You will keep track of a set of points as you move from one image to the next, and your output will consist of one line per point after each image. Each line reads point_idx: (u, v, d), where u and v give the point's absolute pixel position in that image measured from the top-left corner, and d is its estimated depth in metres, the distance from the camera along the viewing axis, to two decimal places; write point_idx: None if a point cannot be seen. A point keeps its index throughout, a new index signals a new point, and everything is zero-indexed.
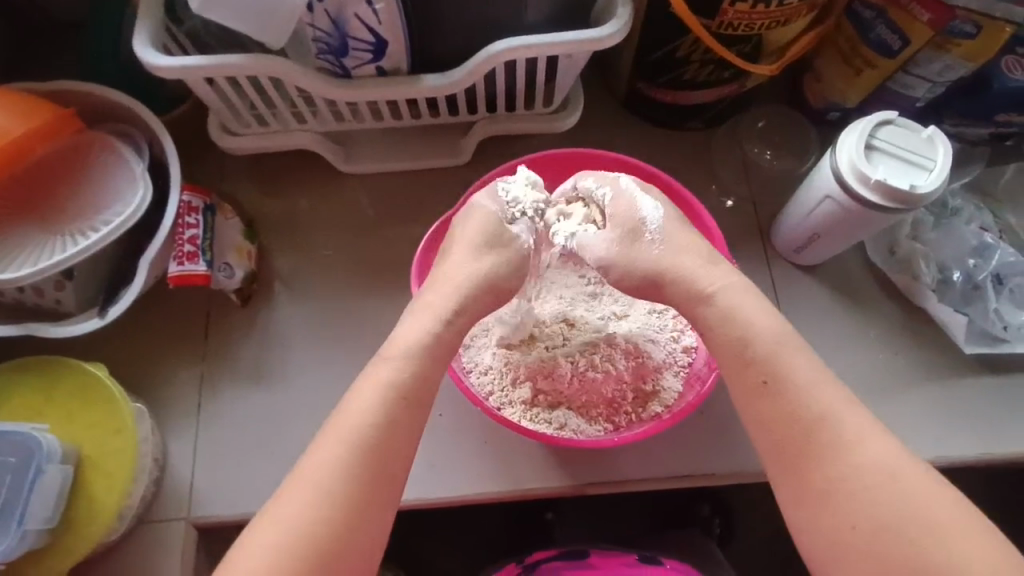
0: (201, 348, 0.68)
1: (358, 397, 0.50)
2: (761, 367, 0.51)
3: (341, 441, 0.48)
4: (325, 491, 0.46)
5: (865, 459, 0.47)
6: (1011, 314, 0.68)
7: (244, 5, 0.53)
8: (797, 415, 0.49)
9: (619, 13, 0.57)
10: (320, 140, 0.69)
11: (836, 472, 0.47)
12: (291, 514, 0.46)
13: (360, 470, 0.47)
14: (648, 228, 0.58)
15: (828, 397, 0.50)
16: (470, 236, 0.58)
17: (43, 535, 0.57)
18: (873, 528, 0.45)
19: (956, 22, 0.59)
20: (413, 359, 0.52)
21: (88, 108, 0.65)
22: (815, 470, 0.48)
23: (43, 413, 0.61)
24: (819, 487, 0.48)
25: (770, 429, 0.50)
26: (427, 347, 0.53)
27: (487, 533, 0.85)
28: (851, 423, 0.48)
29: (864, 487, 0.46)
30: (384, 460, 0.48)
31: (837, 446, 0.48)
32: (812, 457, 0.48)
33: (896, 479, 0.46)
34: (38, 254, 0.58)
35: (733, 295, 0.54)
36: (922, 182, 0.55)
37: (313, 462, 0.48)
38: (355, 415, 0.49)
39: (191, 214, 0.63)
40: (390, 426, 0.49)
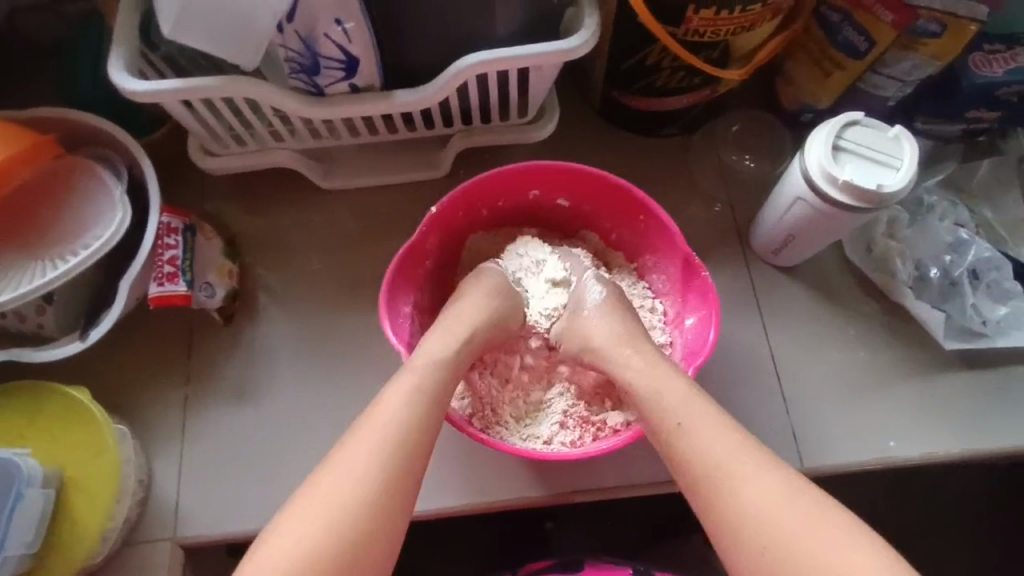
0: (185, 367, 0.69)
1: (388, 403, 0.52)
2: (677, 412, 0.53)
3: (378, 436, 0.50)
4: (364, 484, 0.48)
5: (765, 492, 0.48)
6: (990, 308, 0.68)
7: (215, 28, 0.54)
8: (700, 454, 0.51)
9: (586, 24, 0.58)
10: (298, 158, 0.69)
11: (741, 506, 0.48)
12: (331, 507, 0.47)
13: (397, 464, 0.49)
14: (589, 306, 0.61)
15: (726, 437, 0.51)
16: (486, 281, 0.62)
17: (25, 559, 0.57)
18: (778, 557, 0.46)
19: (920, 22, 0.59)
20: (443, 367, 0.55)
21: (67, 133, 0.66)
22: (721, 507, 0.49)
23: (26, 437, 0.61)
24: (727, 521, 0.49)
25: (681, 470, 0.52)
26: (457, 357, 0.56)
27: (480, 547, 0.84)
28: (748, 457, 0.50)
29: (764, 519, 0.47)
30: (421, 454, 0.50)
31: (738, 482, 0.49)
32: (717, 494, 0.49)
33: (801, 513, 0.47)
34: (19, 278, 0.59)
35: None
36: (889, 181, 0.56)
37: (349, 455, 0.49)
38: (394, 410, 0.51)
39: (171, 235, 0.63)
40: (430, 422, 0.52)
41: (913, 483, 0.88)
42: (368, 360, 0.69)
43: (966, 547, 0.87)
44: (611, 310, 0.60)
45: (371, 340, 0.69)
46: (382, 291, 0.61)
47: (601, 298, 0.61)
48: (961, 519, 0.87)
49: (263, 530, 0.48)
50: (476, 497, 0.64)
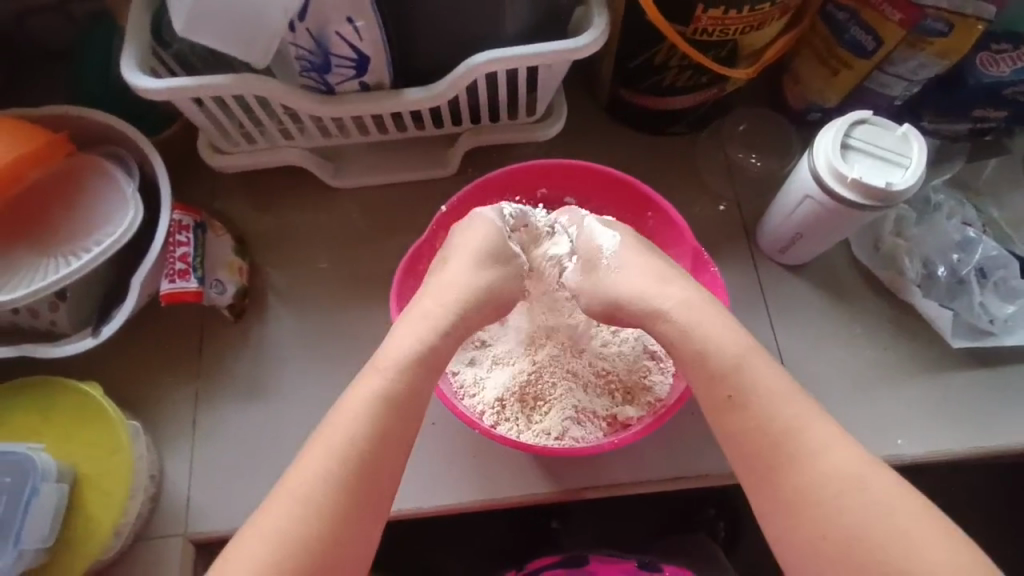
0: (196, 364, 0.69)
1: (348, 407, 0.51)
2: (728, 381, 0.52)
3: (330, 450, 0.49)
4: (312, 501, 0.47)
5: (833, 467, 0.47)
6: (998, 306, 0.68)
7: (228, 27, 0.54)
8: (762, 429, 0.50)
9: (596, 23, 0.58)
10: (307, 156, 0.70)
11: (808, 482, 0.48)
12: (279, 525, 0.46)
13: (351, 476, 0.48)
14: (604, 255, 0.61)
15: (791, 411, 0.50)
16: (464, 251, 0.61)
17: (39, 554, 0.57)
18: (844, 538, 0.45)
19: (928, 21, 0.60)
20: (402, 372, 0.53)
21: (79, 131, 0.66)
22: (783, 483, 0.48)
23: (39, 432, 0.62)
24: (789, 498, 0.48)
25: (741, 446, 0.51)
26: (419, 357, 0.54)
27: (490, 544, 0.85)
28: (814, 434, 0.49)
29: (832, 496, 0.47)
30: (378, 465, 0.49)
31: (807, 458, 0.48)
32: (781, 469, 0.49)
33: (869, 492, 0.46)
34: (32, 275, 0.59)
35: (693, 312, 0.55)
36: (898, 179, 0.56)
37: (305, 468, 0.48)
38: (347, 419, 0.50)
39: (182, 232, 0.64)
40: (380, 435, 0.50)
41: (919, 481, 0.88)
42: None
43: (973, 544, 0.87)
44: (629, 263, 0.60)
45: (380, 337, 0.70)
46: (393, 291, 0.63)
47: (616, 241, 0.62)
48: (968, 516, 0.88)
49: (233, 535, 0.47)
50: (486, 493, 0.64)
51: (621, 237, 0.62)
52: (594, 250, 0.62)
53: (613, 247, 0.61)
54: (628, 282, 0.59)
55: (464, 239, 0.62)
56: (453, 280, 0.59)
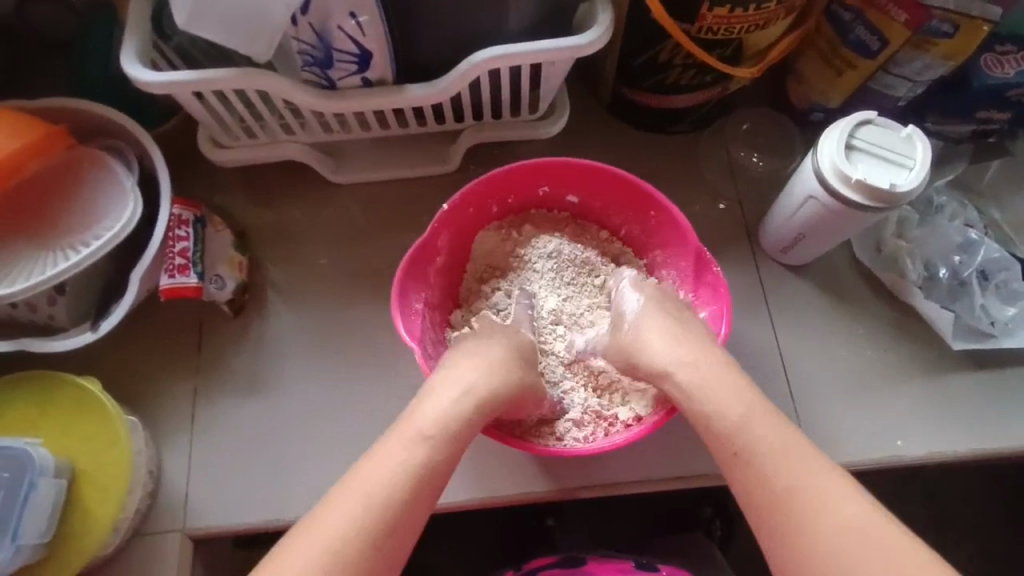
0: (194, 360, 0.69)
1: (379, 467, 0.50)
2: (735, 439, 0.52)
3: (360, 503, 0.48)
4: (336, 552, 0.46)
5: (843, 514, 0.47)
6: (999, 309, 0.68)
7: (230, 20, 0.54)
8: (773, 480, 0.50)
9: (600, 20, 0.58)
10: (309, 151, 0.69)
11: (817, 527, 0.48)
12: (298, 571, 0.45)
13: (374, 534, 0.48)
14: (628, 317, 0.61)
15: (801, 463, 0.50)
16: (497, 342, 0.60)
17: (37, 549, 0.57)
18: None
19: (934, 22, 0.59)
20: (438, 442, 0.52)
21: (78, 124, 0.66)
22: (786, 533, 0.48)
23: (36, 427, 0.62)
24: (797, 541, 0.48)
25: (749, 493, 0.51)
26: (454, 432, 0.53)
27: (486, 541, 0.85)
28: (823, 483, 0.49)
29: (838, 546, 0.46)
30: (399, 533, 0.49)
31: (809, 506, 0.48)
32: (788, 513, 0.49)
33: (871, 540, 0.46)
34: (30, 268, 0.59)
35: (704, 379, 0.55)
36: (902, 181, 0.56)
37: (329, 523, 0.47)
38: (377, 479, 0.49)
39: (182, 227, 0.63)
40: (410, 496, 0.50)
41: (915, 481, 0.88)
42: (378, 354, 0.69)
43: (969, 544, 0.87)
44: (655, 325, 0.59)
45: (380, 334, 0.69)
46: (394, 288, 0.61)
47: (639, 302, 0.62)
48: (965, 517, 0.88)
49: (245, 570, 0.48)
50: (485, 490, 0.64)
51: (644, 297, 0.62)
52: (620, 312, 0.62)
53: (637, 307, 0.61)
54: (646, 340, 0.59)
55: (494, 338, 0.60)
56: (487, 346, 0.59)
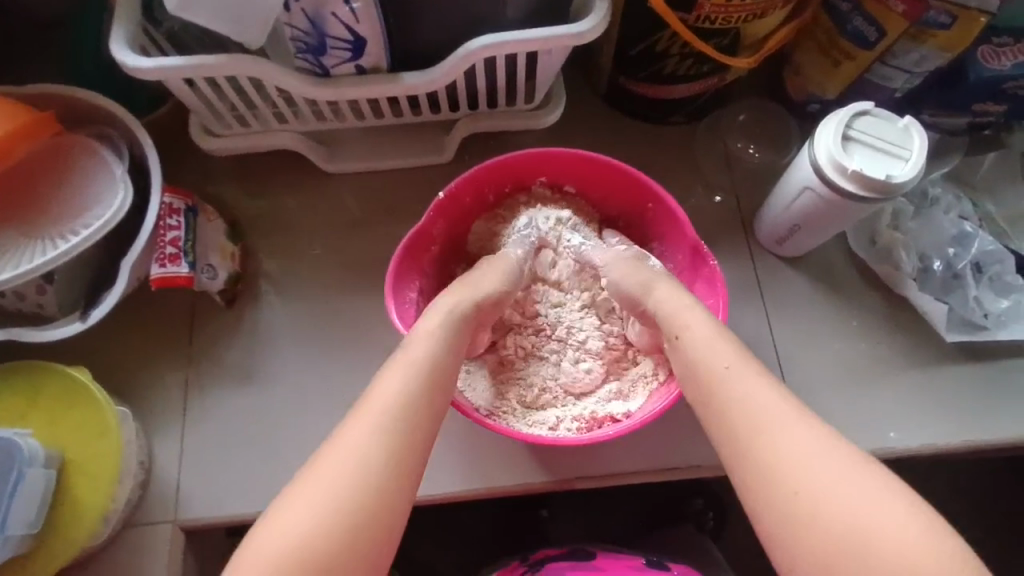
0: (187, 349, 0.68)
1: (385, 385, 0.51)
2: (726, 355, 0.53)
3: (376, 415, 0.49)
4: (364, 463, 0.46)
5: (811, 432, 0.47)
6: (992, 301, 0.68)
7: (221, 6, 0.53)
8: (745, 397, 0.50)
9: (597, 7, 0.57)
10: (302, 140, 0.69)
11: (786, 441, 0.47)
12: (333, 484, 0.46)
13: (398, 444, 0.48)
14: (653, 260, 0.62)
15: (766, 384, 0.50)
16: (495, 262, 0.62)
17: (27, 539, 0.57)
18: (814, 507, 0.45)
19: (931, 13, 0.59)
20: (437, 348, 0.53)
21: (68, 111, 0.65)
22: (758, 455, 0.48)
23: (26, 416, 0.61)
24: (765, 459, 0.47)
25: (722, 417, 0.51)
26: (454, 333, 0.55)
27: (477, 533, 0.85)
28: (790, 410, 0.49)
29: (805, 468, 0.46)
30: (414, 447, 0.49)
31: (782, 429, 0.48)
32: (761, 429, 0.48)
33: (832, 458, 0.46)
34: (19, 257, 0.58)
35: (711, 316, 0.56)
36: (898, 172, 0.56)
37: (346, 439, 0.48)
38: (392, 391, 0.50)
39: (172, 216, 0.63)
40: (424, 403, 0.51)
41: (906, 473, 0.89)
42: (371, 345, 0.68)
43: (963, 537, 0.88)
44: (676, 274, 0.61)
45: (374, 324, 0.69)
46: (389, 274, 0.61)
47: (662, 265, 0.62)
48: (958, 509, 0.88)
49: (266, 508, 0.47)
50: (478, 482, 0.64)
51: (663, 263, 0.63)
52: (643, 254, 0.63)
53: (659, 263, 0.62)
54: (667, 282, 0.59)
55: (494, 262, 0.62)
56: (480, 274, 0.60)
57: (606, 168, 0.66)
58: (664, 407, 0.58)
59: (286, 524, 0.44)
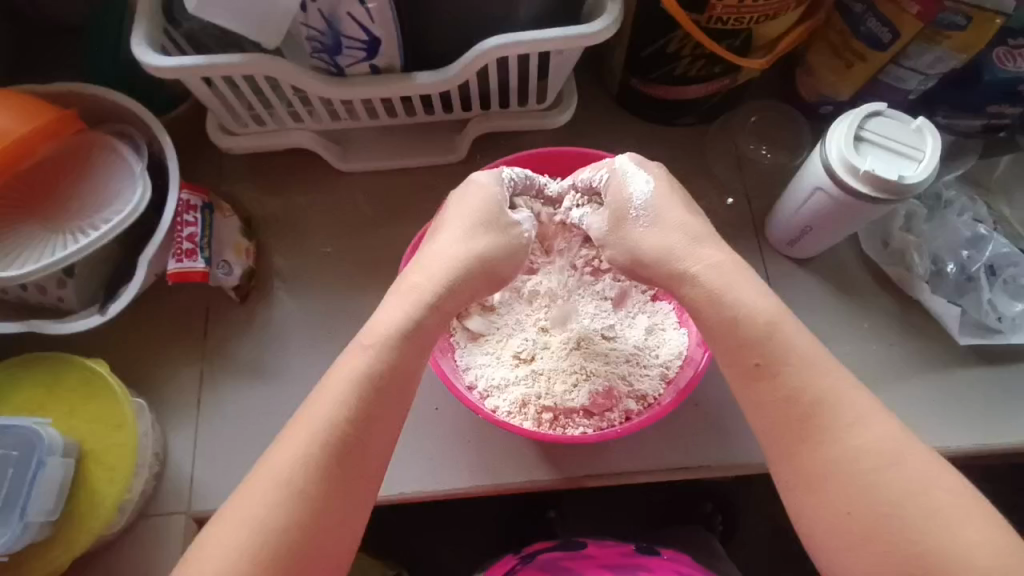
0: (201, 344, 0.69)
1: (331, 388, 0.50)
2: (756, 350, 0.51)
3: (308, 434, 0.48)
4: (289, 485, 0.46)
5: (868, 441, 0.47)
6: (1006, 305, 0.68)
7: (240, 6, 0.54)
8: (800, 392, 0.49)
9: (609, 8, 0.57)
10: (317, 139, 0.70)
11: (838, 454, 0.47)
12: (262, 506, 0.46)
13: (337, 445, 0.48)
14: (635, 206, 0.58)
15: (829, 376, 0.49)
16: (461, 212, 0.59)
17: (44, 527, 0.58)
18: (874, 513, 0.45)
19: (945, 14, 0.59)
20: (391, 345, 0.52)
21: (88, 110, 0.66)
22: (812, 453, 0.48)
23: (43, 406, 0.62)
24: (815, 469, 0.48)
25: (769, 411, 0.50)
26: (404, 332, 0.53)
27: (487, 531, 0.86)
28: (854, 404, 0.48)
29: (869, 470, 0.46)
30: (364, 451, 0.49)
31: (840, 428, 0.48)
32: (810, 440, 0.48)
33: (894, 456, 0.46)
34: (39, 251, 0.59)
35: (721, 275, 0.54)
36: (910, 172, 0.56)
37: (285, 448, 0.48)
38: (333, 392, 0.49)
39: (189, 212, 0.64)
40: (365, 419, 0.49)
41: None
42: None
43: None
44: (667, 208, 0.59)
45: None
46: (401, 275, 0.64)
47: (648, 193, 0.59)
48: None
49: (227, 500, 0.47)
50: (486, 479, 0.64)
51: (653, 187, 0.59)
52: (626, 201, 0.59)
53: (645, 201, 0.58)
54: (654, 245, 0.57)
55: (458, 209, 0.59)
56: (449, 256, 0.57)
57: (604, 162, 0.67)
58: (671, 406, 0.59)
59: (226, 546, 0.44)
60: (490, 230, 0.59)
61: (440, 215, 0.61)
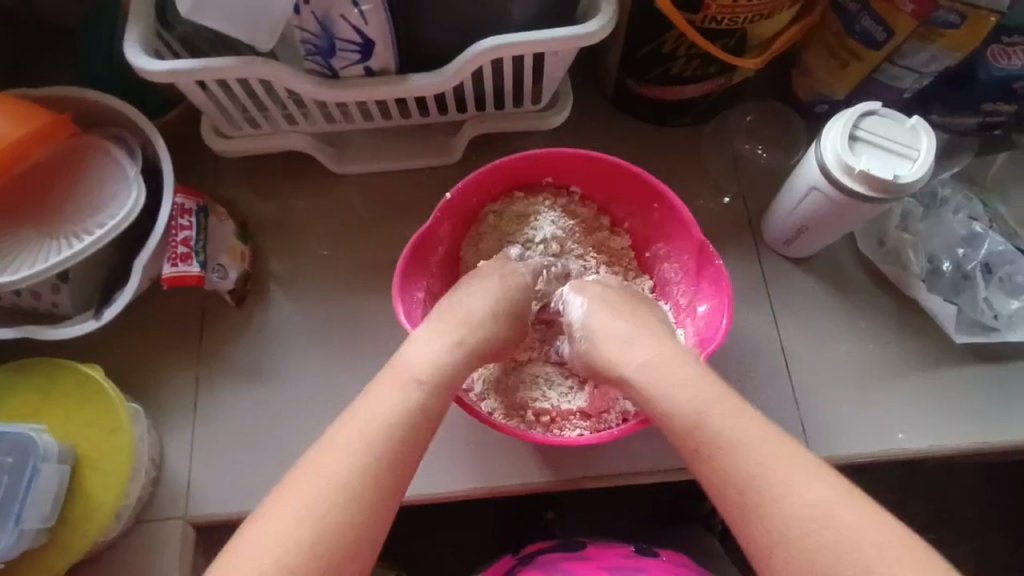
0: (196, 348, 0.69)
1: (375, 404, 0.50)
2: (691, 436, 0.50)
3: (351, 445, 0.48)
4: (336, 496, 0.46)
5: (810, 502, 0.45)
6: (1002, 303, 0.68)
7: (232, 8, 0.54)
8: (741, 454, 0.47)
9: (604, 8, 0.57)
10: (311, 141, 0.69)
11: (778, 516, 0.45)
12: (303, 512, 0.45)
13: (380, 457, 0.48)
14: (574, 329, 0.60)
15: (771, 436, 0.48)
16: (486, 278, 0.61)
17: (40, 534, 0.58)
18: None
19: (939, 13, 0.59)
20: (434, 378, 0.53)
21: (82, 113, 0.66)
22: (754, 517, 0.46)
23: (39, 412, 0.62)
24: (758, 532, 0.45)
25: (712, 474, 0.48)
26: (442, 368, 0.54)
27: (486, 532, 0.86)
28: (796, 463, 0.46)
29: (807, 533, 0.44)
30: (405, 466, 0.49)
31: (782, 489, 0.46)
32: (750, 503, 0.46)
33: (835, 516, 0.44)
34: (34, 256, 0.59)
35: (653, 373, 0.53)
36: (905, 172, 0.56)
37: (326, 460, 0.47)
38: (379, 409, 0.50)
39: (184, 216, 0.63)
40: (412, 438, 0.50)
41: (917, 475, 0.88)
42: (378, 345, 0.69)
43: (969, 541, 0.88)
44: (616, 319, 0.58)
45: (381, 323, 0.70)
46: (399, 273, 0.63)
47: (585, 320, 0.59)
48: (969, 513, 0.88)
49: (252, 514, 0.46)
50: (483, 481, 0.64)
51: (591, 310, 0.59)
52: (567, 322, 0.61)
53: (582, 326, 0.59)
54: (596, 348, 0.57)
55: (485, 271, 0.62)
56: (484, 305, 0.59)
57: (599, 165, 0.67)
58: None
59: (261, 557, 0.43)
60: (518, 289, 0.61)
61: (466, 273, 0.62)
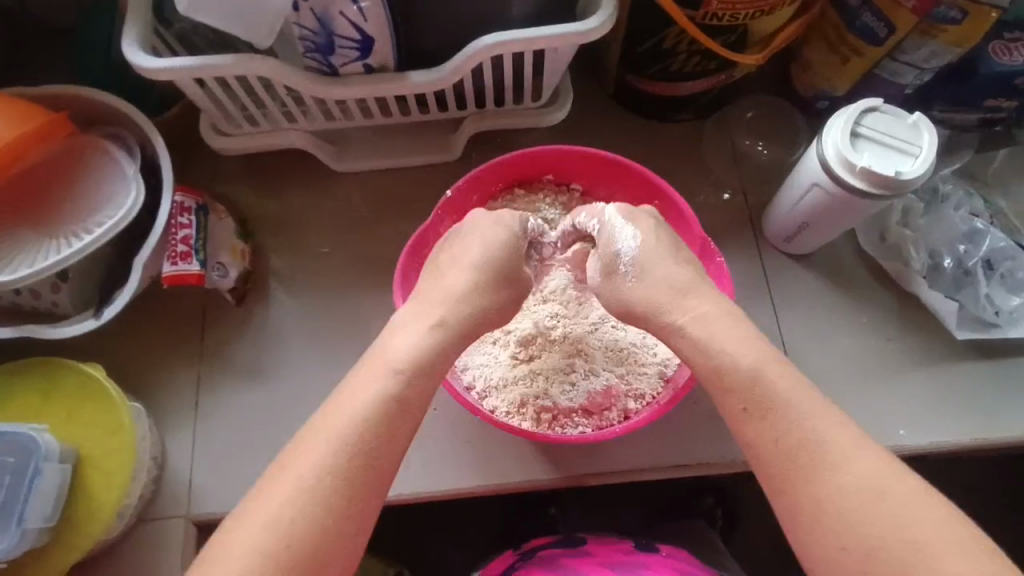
0: (197, 346, 0.69)
1: (354, 395, 0.50)
2: (743, 394, 0.50)
3: (329, 437, 0.47)
4: (311, 490, 0.45)
5: (855, 478, 0.45)
6: (1003, 298, 0.68)
7: (231, 6, 0.53)
8: (786, 430, 0.48)
9: (604, 4, 0.57)
10: (310, 139, 0.69)
11: (825, 492, 0.46)
12: (285, 508, 0.45)
13: (359, 450, 0.47)
14: (623, 260, 0.59)
15: (819, 412, 0.48)
16: (467, 257, 0.59)
17: (42, 534, 0.58)
18: (863, 552, 0.43)
19: (941, 8, 0.58)
20: (412, 368, 0.51)
21: (80, 112, 0.66)
22: (800, 492, 0.46)
23: (39, 412, 0.62)
24: (807, 507, 0.46)
25: (758, 452, 0.49)
26: (421, 356, 0.52)
27: (487, 528, 0.86)
28: (845, 438, 0.47)
29: (857, 509, 0.44)
30: (385, 459, 0.48)
31: (831, 466, 0.46)
32: (796, 479, 0.47)
33: (883, 490, 0.45)
34: (33, 256, 0.59)
35: (707, 324, 0.53)
36: (907, 168, 0.55)
37: (306, 454, 0.47)
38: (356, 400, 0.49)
39: (183, 214, 0.63)
40: (388, 430, 0.49)
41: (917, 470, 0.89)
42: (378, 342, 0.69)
43: None
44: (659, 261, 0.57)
45: (382, 320, 0.69)
46: (398, 276, 0.64)
47: (635, 245, 0.59)
48: (969, 507, 0.88)
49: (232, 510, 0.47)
50: (485, 478, 0.65)
51: (640, 240, 0.59)
52: (614, 254, 0.59)
53: (630, 257, 0.58)
54: (642, 298, 0.57)
55: (465, 250, 0.60)
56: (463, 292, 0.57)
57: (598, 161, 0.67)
58: (668, 407, 0.59)
59: (238, 554, 0.43)
60: (500, 275, 0.59)
61: (446, 254, 0.61)
